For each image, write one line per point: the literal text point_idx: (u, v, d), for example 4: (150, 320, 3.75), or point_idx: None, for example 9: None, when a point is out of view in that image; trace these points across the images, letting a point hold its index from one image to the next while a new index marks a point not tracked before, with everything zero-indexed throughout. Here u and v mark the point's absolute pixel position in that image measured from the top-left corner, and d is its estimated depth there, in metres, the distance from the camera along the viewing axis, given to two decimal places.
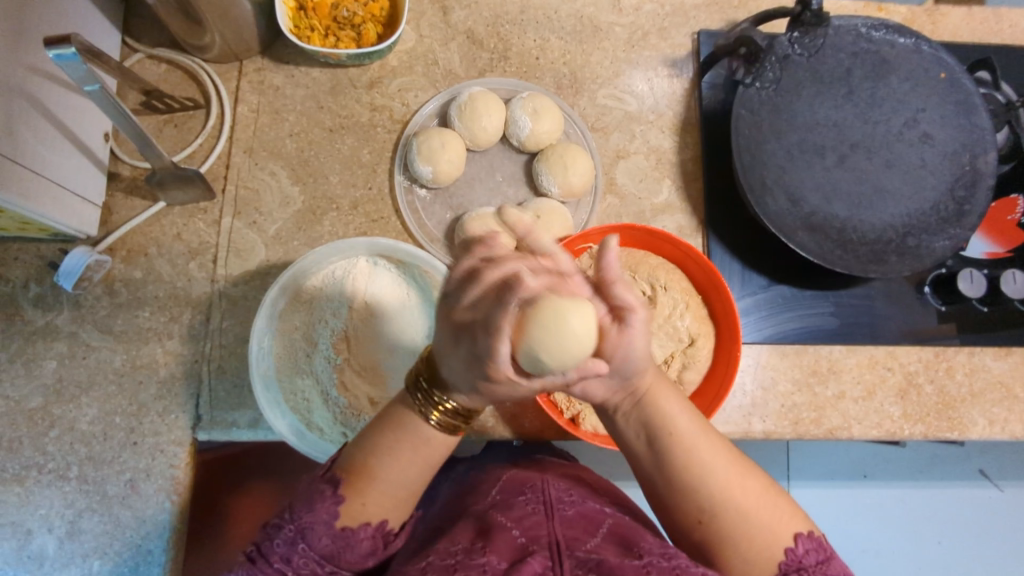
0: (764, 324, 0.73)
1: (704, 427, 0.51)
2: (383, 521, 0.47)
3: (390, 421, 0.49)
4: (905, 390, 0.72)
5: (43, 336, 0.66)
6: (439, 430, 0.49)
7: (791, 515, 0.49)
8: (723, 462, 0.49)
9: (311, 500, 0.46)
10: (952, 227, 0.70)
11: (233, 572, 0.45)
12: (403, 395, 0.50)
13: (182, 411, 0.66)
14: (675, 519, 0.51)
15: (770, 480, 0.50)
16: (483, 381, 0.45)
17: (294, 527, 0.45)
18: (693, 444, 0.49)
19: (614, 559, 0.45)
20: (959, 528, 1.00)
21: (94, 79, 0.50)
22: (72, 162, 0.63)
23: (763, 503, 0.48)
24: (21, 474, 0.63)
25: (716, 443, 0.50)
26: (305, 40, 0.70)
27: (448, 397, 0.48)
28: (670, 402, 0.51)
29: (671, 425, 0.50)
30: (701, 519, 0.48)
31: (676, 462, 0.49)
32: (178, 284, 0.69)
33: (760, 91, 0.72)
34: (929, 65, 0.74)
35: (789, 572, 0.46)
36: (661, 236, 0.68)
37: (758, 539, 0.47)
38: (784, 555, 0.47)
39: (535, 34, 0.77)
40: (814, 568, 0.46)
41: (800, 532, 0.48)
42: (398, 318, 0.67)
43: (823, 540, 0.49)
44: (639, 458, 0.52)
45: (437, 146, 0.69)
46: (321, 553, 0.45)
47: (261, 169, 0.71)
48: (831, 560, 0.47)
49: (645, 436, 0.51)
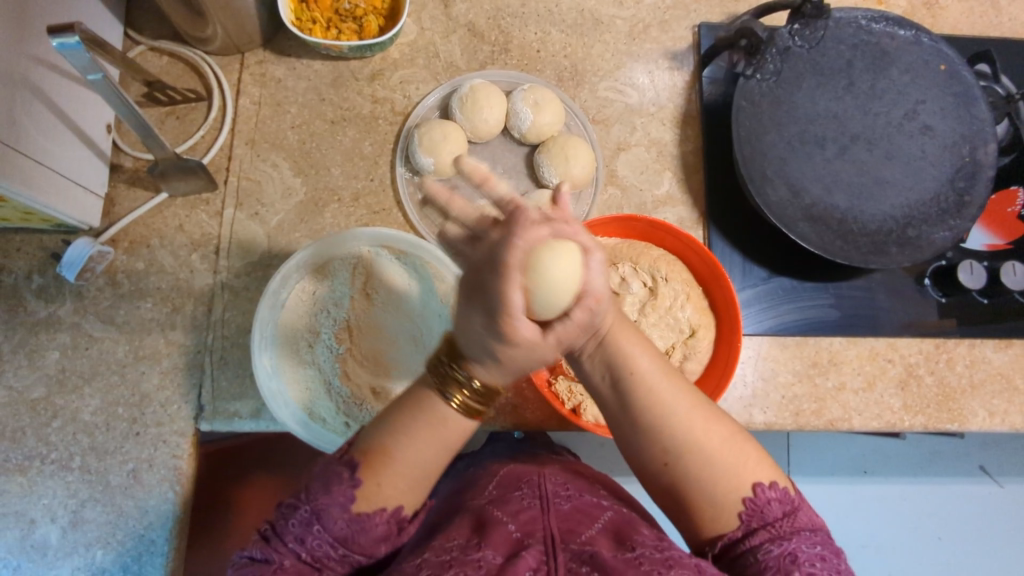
0: (765, 315, 0.73)
1: (670, 372, 0.50)
2: (399, 506, 0.47)
3: (412, 401, 0.49)
4: (906, 381, 0.73)
5: (46, 327, 0.66)
6: (459, 413, 0.48)
7: (757, 462, 0.49)
8: (688, 407, 0.49)
9: (328, 482, 0.46)
10: (952, 218, 0.71)
11: (243, 553, 0.45)
12: (425, 374, 0.49)
13: (185, 401, 0.67)
14: (643, 467, 0.51)
15: (736, 428, 0.50)
16: (500, 345, 0.43)
17: (310, 508, 0.45)
18: (655, 384, 0.49)
19: (608, 552, 0.45)
20: (959, 523, 1.00)
21: (98, 68, 0.50)
22: (74, 153, 0.63)
23: (728, 448, 0.48)
24: (24, 464, 0.64)
25: (680, 384, 0.50)
26: (306, 32, 0.70)
27: (470, 373, 0.47)
28: (632, 344, 0.50)
29: (633, 364, 0.49)
30: (666, 462, 0.49)
31: (639, 402, 0.49)
32: (180, 275, 0.69)
33: (760, 82, 0.72)
34: (929, 57, 0.74)
35: (754, 526, 0.47)
36: (662, 227, 0.69)
37: (723, 482, 0.48)
38: (744, 505, 0.47)
39: (536, 27, 0.77)
40: (778, 523, 0.46)
41: (760, 483, 0.48)
42: (402, 309, 0.66)
43: (788, 491, 0.48)
44: (605, 403, 0.51)
45: (439, 138, 0.69)
46: (336, 536, 0.45)
47: (263, 160, 0.72)
48: (797, 513, 0.47)
49: (610, 378, 0.50)
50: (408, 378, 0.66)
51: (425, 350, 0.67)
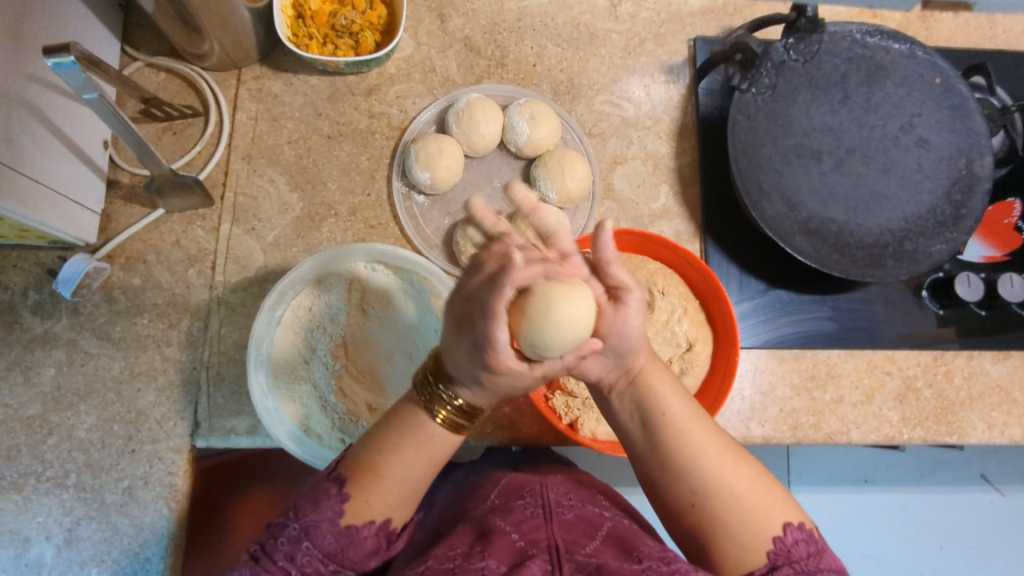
0: (763, 328, 0.73)
1: (700, 414, 0.51)
2: (388, 519, 0.48)
3: (398, 414, 0.49)
4: (904, 394, 0.73)
5: (41, 343, 0.66)
6: (445, 429, 0.49)
7: (783, 505, 0.49)
8: (716, 448, 0.49)
9: (316, 498, 0.46)
10: (949, 231, 0.71)
11: (232, 572, 0.44)
12: (411, 393, 0.50)
13: (180, 418, 0.66)
14: (667, 506, 0.50)
15: (763, 470, 0.50)
16: (484, 373, 0.44)
17: (298, 526, 0.45)
18: (685, 424, 0.50)
19: (613, 563, 0.45)
20: (960, 532, 1.00)
21: (93, 86, 0.50)
22: (70, 169, 0.63)
23: (756, 489, 0.48)
24: (19, 482, 0.63)
25: (708, 427, 0.50)
26: (303, 48, 0.70)
27: (453, 392, 0.48)
28: (663, 384, 0.51)
29: (664, 406, 0.50)
30: (693, 503, 0.49)
31: (666, 442, 0.49)
32: (177, 291, 0.69)
33: (756, 96, 0.72)
34: (925, 71, 0.74)
35: (778, 563, 0.46)
36: (655, 239, 0.69)
37: (750, 523, 0.47)
38: (773, 543, 0.47)
39: (532, 41, 0.77)
40: (803, 561, 0.46)
41: (789, 522, 0.48)
42: (398, 324, 0.67)
43: (814, 533, 0.48)
44: (631, 438, 0.52)
45: (435, 152, 0.69)
46: (324, 552, 0.45)
47: (260, 175, 0.72)
48: (822, 554, 0.47)
49: (639, 418, 0.51)
50: (404, 394, 0.66)
51: (420, 366, 0.66)
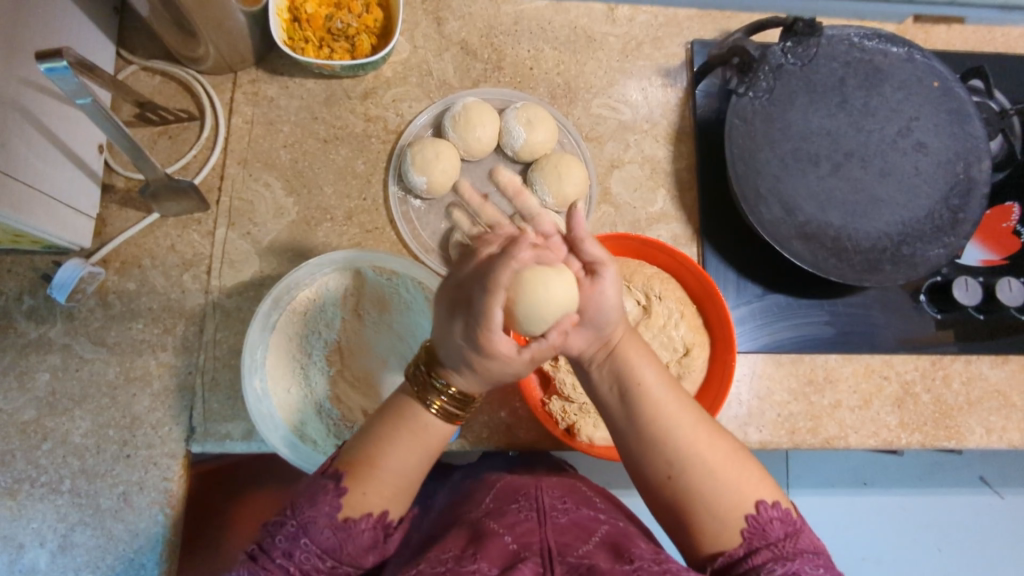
0: (760, 333, 0.73)
1: (676, 388, 0.51)
2: (383, 512, 0.47)
3: (391, 411, 0.50)
4: (902, 399, 0.72)
5: (36, 349, 0.66)
6: (438, 418, 0.49)
7: (759, 481, 0.48)
8: (693, 423, 0.49)
9: (314, 495, 0.45)
10: (947, 235, 0.70)
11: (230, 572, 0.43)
12: (403, 385, 0.50)
13: (176, 423, 0.66)
14: (644, 481, 0.50)
15: (738, 445, 0.50)
16: (476, 355, 0.44)
17: (296, 522, 0.44)
18: (663, 399, 0.50)
19: (605, 564, 0.45)
20: (958, 534, 1.00)
21: (86, 91, 0.50)
22: (64, 173, 0.63)
23: (732, 466, 0.48)
24: (13, 487, 0.63)
25: (685, 401, 0.50)
26: (299, 51, 0.70)
27: (445, 378, 0.48)
28: (639, 357, 0.51)
29: (640, 377, 0.50)
30: (669, 476, 0.48)
31: (643, 413, 0.49)
32: (172, 296, 0.68)
33: (753, 100, 0.72)
34: (922, 75, 0.74)
35: (756, 545, 0.45)
36: (656, 245, 0.69)
37: (726, 500, 0.47)
38: (745, 522, 0.46)
39: (529, 44, 0.77)
40: (780, 543, 0.45)
41: (763, 500, 0.47)
42: (393, 329, 0.67)
43: (790, 512, 0.48)
44: (610, 413, 0.51)
45: (431, 156, 0.69)
46: (322, 547, 0.44)
47: (255, 179, 0.71)
48: (799, 534, 0.46)
49: (618, 391, 0.51)
50: None
51: None
